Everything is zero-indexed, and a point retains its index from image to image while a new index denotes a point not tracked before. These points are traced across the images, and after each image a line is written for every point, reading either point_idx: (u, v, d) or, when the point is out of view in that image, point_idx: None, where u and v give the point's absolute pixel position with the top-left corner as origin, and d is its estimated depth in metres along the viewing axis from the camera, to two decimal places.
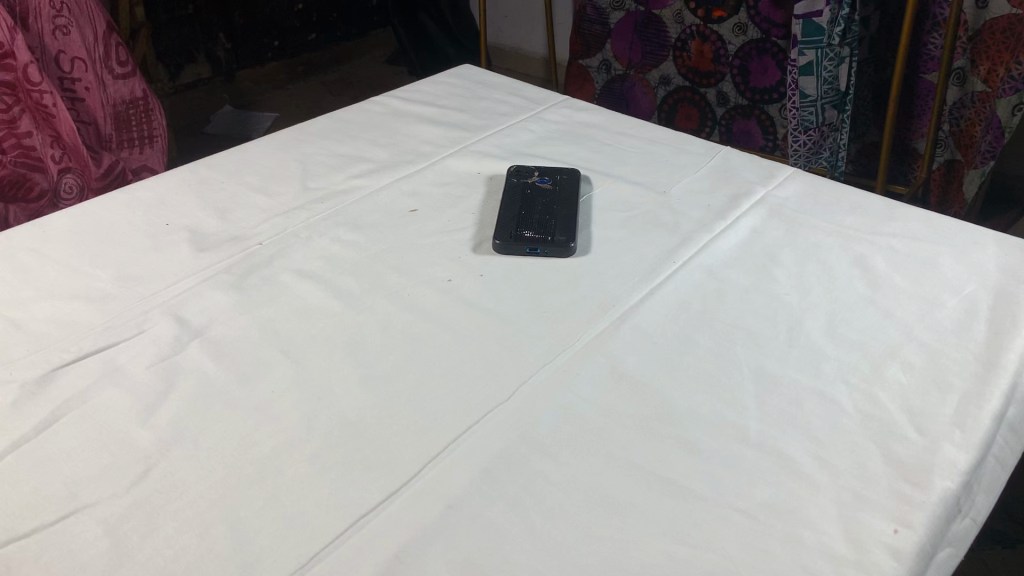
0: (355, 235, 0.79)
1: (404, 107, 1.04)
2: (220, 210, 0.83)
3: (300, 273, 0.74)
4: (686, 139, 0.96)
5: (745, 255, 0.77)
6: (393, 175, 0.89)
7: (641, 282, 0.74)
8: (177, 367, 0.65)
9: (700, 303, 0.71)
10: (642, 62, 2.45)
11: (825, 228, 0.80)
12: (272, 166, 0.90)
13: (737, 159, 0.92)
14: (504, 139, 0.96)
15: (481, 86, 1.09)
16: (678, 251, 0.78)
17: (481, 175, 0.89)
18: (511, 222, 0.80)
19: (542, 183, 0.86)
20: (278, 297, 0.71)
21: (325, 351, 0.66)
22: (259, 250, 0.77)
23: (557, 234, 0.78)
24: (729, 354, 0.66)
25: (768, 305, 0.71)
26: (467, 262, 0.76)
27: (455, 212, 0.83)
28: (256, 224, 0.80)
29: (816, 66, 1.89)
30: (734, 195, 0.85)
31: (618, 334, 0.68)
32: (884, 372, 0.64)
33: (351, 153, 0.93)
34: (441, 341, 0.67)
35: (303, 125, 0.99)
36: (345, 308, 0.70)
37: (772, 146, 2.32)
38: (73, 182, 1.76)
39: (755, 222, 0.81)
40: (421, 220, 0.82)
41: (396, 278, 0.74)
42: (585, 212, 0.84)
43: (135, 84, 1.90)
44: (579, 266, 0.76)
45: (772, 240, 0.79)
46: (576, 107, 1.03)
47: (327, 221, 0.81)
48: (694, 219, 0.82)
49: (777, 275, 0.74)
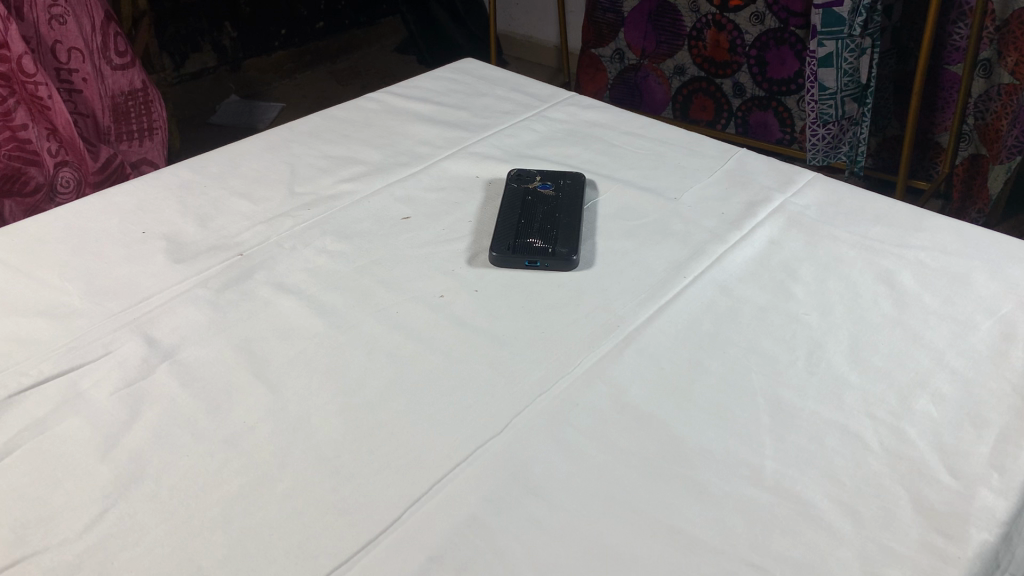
0: (342, 245, 0.74)
1: (401, 104, 0.99)
2: (201, 217, 0.78)
3: (281, 287, 0.69)
4: (699, 140, 0.90)
5: (761, 270, 0.71)
6: (386, 179, 0.84)
7: (648, 299, 0.68)
8: (144, 393, 0.60)
9: (712, 324, 0.66)
10: (656, 51, 2.38)
11: (848, 240, 0.74)
12: (258, 168, 0.85)
13: (753, 162, 0.86)
14: (505, 139, 0.91)
15: (482, 82, 1.03)
16: (688, 264, 0.72)
17: (480, 179, 0.84)
18: (509, 232, 0.74)
19: (544, 189, 0.80)
20: (257, 314, 0.66)
21: (303, 375, 0.61)
22: (240, 261, 0.72)
23: (558, 245, 0.73)
24: (743, 381, 0.61)
25: (787, 326, 0.65)
26: (461, 276, 0.71)
27: (450, 220, 0.78)
28: (238, 232, 0.75)
29: (836, 58, 1.81)
30: (749, 203, 0.79)
31: (622, 359, 0.62)
32: (912, 404, 0.59)
33: (343, 155, 0.88)
34: (431, 365, 0.62)
35: (293, 123, 0.94)
36: (329, 327, 0.65)
37: (789, 139, 2.25)
38: (71, 175, 1.71)
39: (772, 232, 0.75)
40: (413, 229, 0.77)
41: (384, 294, 0.69)
42: (589, 221, 0.78)
43: (134, 75, 1.83)
44: (581, 281, 0.71)
45: (791, 253, 0.73)
46: (583, 104, 0.98)
47: (313, 230, 0.76)
48: (707, 229, 0.76)
49: (796, 292, 0.69)
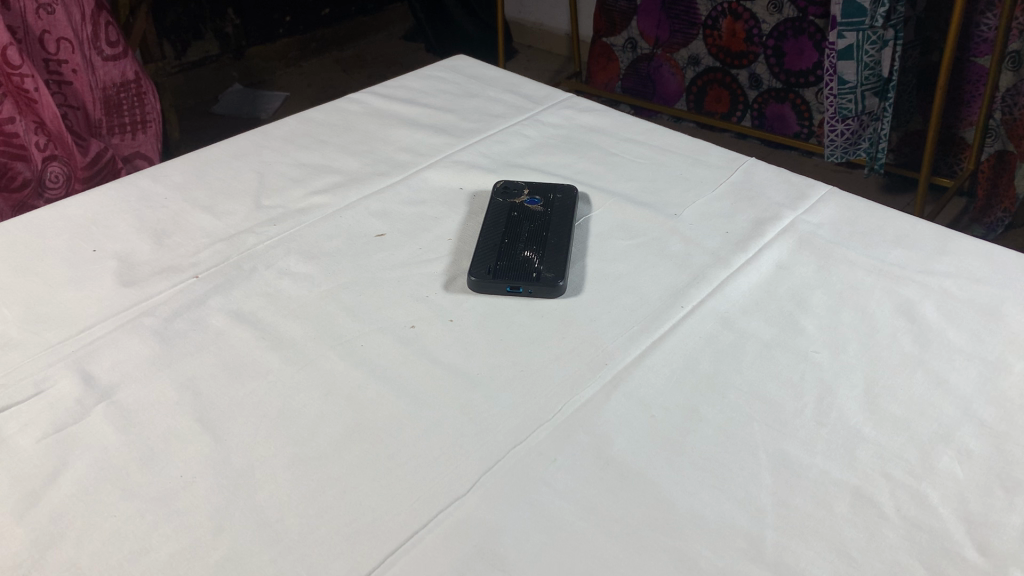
0: (308, 266, 0.68)
1: (385, 105, 0.92)
2: (158, 233, 0.72)
3: (236, 316, 0.63)
4: (704, 148, 0.83)
5: (767, 300, 0.64)
6: (362, 191, 0.77)
7: (641, 332, 0.61)
8: (74, 440, 0.54)
9: (711, 363, 0.59)
10: (670, 40, 2.30)
11: (865, 265, 0.67)
12: (225, 178, 0.79)
13: (763, 173, 0.79)
14: (494, 146, 0.84)
15: (473, 81, 0.96)
16: (687, 290, 0.65)
17: (464, 191, 0.77)
18: (490, 254, 0.68)
19: (532, 204, 0.74)
20: (208, 347, 0.60)
21: (250, 421, 0.55)
22: (194, 284, 0.66)
23: (544, 269, 0.66)
24: (742, 433, 0.54)
25: (795, 367, 0.58)
26: (435, 302, 0.65)
27: (429, 238, 0.72)
28: (195, 251, 0.69)
29: (856, 50, 1.73)
30: (756, 220, 0.72)
31: (608, 403, 0.55)
32: (935, 462, 0.52)
33: (318, 163, 0.81)
34: (393, 408, 0.55)
35: (268, 127, 0.87)
36: (284, 363, 0.59)
37: (807, 133, 2.17)
38: (60, 170, 1.66)
39: (780, 255, 0.68)
40: (387, 248, 0.70)
41: (348, 323, 0.62)
42: (580, 239, 0.71)
43: (127, 65, 1.77)
44: (567, 310, 0.64)
45: (801, 280, 0.66)
46: (580, 107, 0.91)
47: (277, 248, 0.70)
48: (709, 250, 0.69)
49: (805, 326, 0.62)
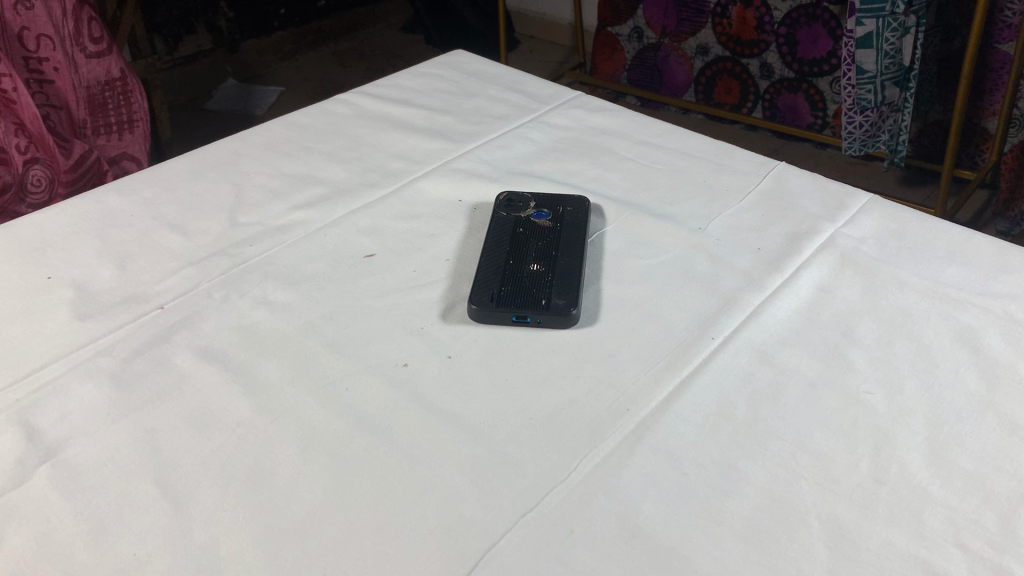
0: (288, 294, 0.60)
1: (376, 107, 0.84)
2: (121, 257, 0.64)
3: (204, 355, 0.55)
4: (729, 152, 0.75)
5: (809, 329, 0.56)
6: (349, 204, 0.69)
7: (666, 371, 0.53)
8: (11, 507, 0.46)
9: (748, 408, 0.51)
10: (678, 29, 2.22)
11: (917, 287, 0.59)
12: (197, 192, 0.71)
13: (796, 180, 0.71)
14: (496, 151, 0.76)
15: (472, 80, 0.88)
16: (717, 318, 0.57)
17: (463, 204, 0.70)
18: (493, 278, 0.60)
19: (538, 218, 0.66)
20: (172, 394, 0.53)
21: (216, 485, 0.47)
22: (160, 316, 0.58)
23: (554, 294, 0.58)
24: (790, 494, 0.46)
25: (844, 412, 0.51)
26: (432, 334, 0.57)
27: (424, 258, 0.64)
28: (163, 277, 0.62)
29: (876, 37, 1.64)
30: (791, 234, 0.65)
31: (633, 458, 0.48)
32: (1017, 529, 0.44)
33: (302, 173, 0.74)
34: (382, 466, 0.48)
35: (247, 133, 0.79)
36: (258, 411, 0.51)
37: (820, 124, 2.08)
38: (42, 173, 1.52)
39: (821, 276, 0.61)
40: (378, 271, 0.62)
41: (331, 363, 0.55)
42: (594, 258, 0.63)
43: (111, 62, 1.67)
44: (583, 343, 0.56)
45: (846, 305, 0.58)
46: (589, 107, 0.83)
47: (251, 274, 0.62)
48: (740, 270, 0.61)
49: (855, 362, 0.54)
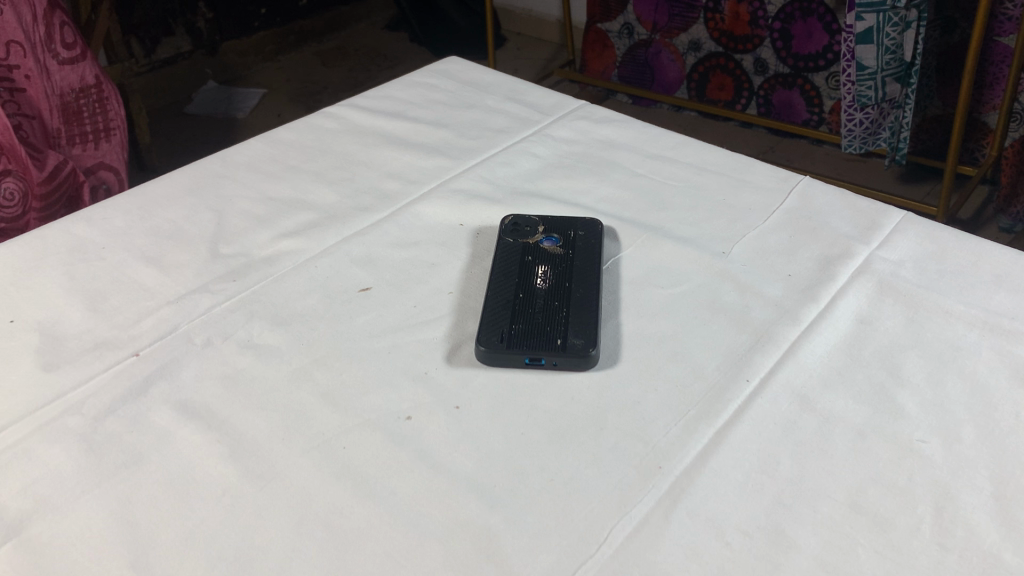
0: (275, 337, 0.55)
1: (366, 120, 0.78)
2: (92, 296, 0.58)
3: (185, 410, 0.50)
4: (749, 166, 0.70)
5: (851, 368, 0.51)
6: (341, 231, 0.64)
7: (699, 420, 0.48)
8: None
9: (792, 463, 0.46)
10: (669, 25, 2.16)
11: (963, 316, 0.54)
12: (175, 220, 0.65)
13: (822, 197, 0.66)
14: (498, 169, 0.71)
15: (469, 89, 0.83)
16: (750, 358, 0.52)
17: (464, 228, 0.64)
18: (502, 315, 0.54)
19: (548, 245, 0.61)
20: (149, 457, 0.47)
21: (199, 567, 0.41)
22: (136, 365, 0.53)
23: (570, 333, 0.53)
24: (848, 566, 0.41)
25: (899, 466, 0.46)
26: (437, 381, 0.51)
27: (425, 291, 0.58)
28: (138, 318, 0.56)
29: (877, 33, 1.59)
30: (823, 259, 0.59)
31: (669, 526, 0.43)
32: None
33: (289, 197, 0.68)
34: (387, 541, 0.42)
35: (228, 152, 0.74)
36: (247, 476, 0.46)
37: (817, 120, 2.04)
38: (16, 186, 1.39)
39: (859, 306, 0.56)
40: (375, 306, 0.57)
41: (326, 417, 0.49)
42: (610, 288, 0.58)
43: (85, 69, 1.57)
44: (605, 389, 0.50)
45: (889, 339, 0.53)
46: (595, 117, 0.78)
47: (236, 313, 0.56)
48: (771, 301, 0.56)
49: (904, 406, 0.49)
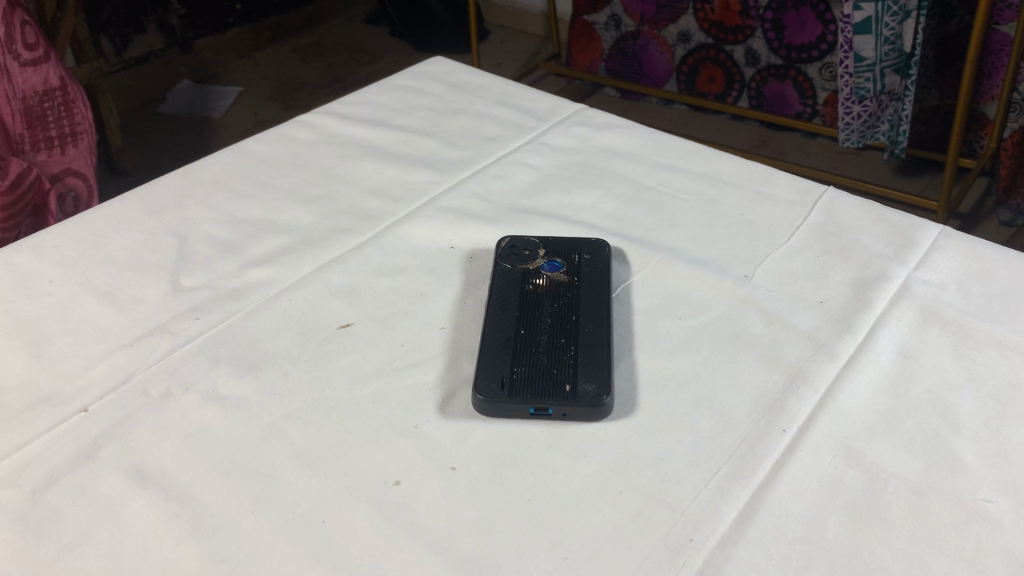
0: (243, 386, 0.48)
1: (345, 128, 0.72)
2: (35, 339, 0.51)
3: (139, 476, 0.43)
4: (766, 176, 0.64)
5: (899, 411, 0.45)
6: (318, 257, 0.57)
7: (732, 480, 0.42)
8: None
9: (842, 531, 0.40)
10: (657, 16, 2.10)
11: (1020, 349, 0.48)
12: (131, 247, 0.59)
13: (849, 211, 0.60)
14: (491, 183, 0.64)
15: (457, 93, 0.77)
16: (785, 402, 0.46)
17: (456, 252, 0.58)
18: (502, 358, 0.48)
19: (550, 272, 0.54)
20: (95, 537, 0.40)
21: None
22: (84, 423, 0.46)
23: (580, 377, 0.46)
24: None
25: (964, 532, 0.40)
26: (430, 437, 0.45)
27: (413, 326, 0.52)
28: (87, 366, 0.49)
29: (875, 23, 1.53)
30: (856, 283, 0.53)
31: None
32: None
33: (258, 218, 0.61)
34: None
35: (192, 167, 0.67)
36: (209, 560, 0.39)
37: (810, 112, 1.98)
38: None
39: (901, 337, 0.50)
40: (358, 346, 0.50)
41: (303, 483, 0.43)
42: (622, 320, 0.52)
43: (49, 70, 1.42)
44: (621, 442, 0.44)
45: (939, 376, 0.47)
46: (596, 123, 0.71)
47: (199, 358, 0.50)
48: (803, 333, 0.50)
49: (964, 457, 0.43)
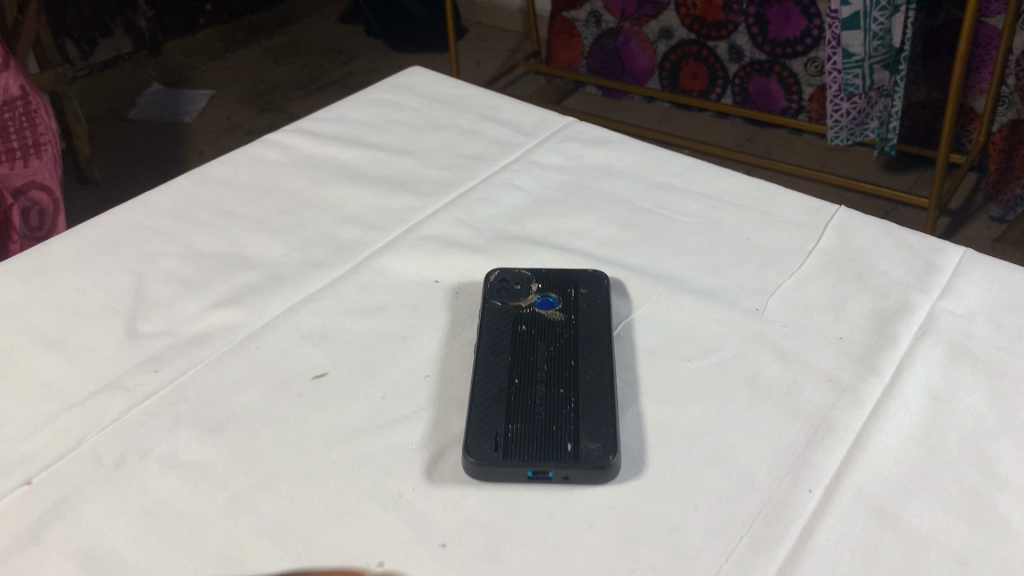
0: (207, 451, 0.43)
1: (317, 148, 0.67)
2: None
3: (87, 562, 0.38)
4: (772, 194, 0.60)
5: (935, 464, 0.41)
6: (288, 295, 0.52)
7: (756, 552, 0.37)
8: None
9: None
10: (638, 12, 2.05)
11: None
12: (83, 287, 0.53)
13: (864, 233, 0.55)
14: (477, 208, 0.59)
15: (437, 107, 0.72)
16: (809, 458, 0.42)
17: (440, 286, 0.53)
18: (495, 414, 0.43)
19: (544, 310, 0.49)
20: None
21: None
22: (27, 499, 0.41)
23: (582, 435, 0.42)
24: None
25: None
26: (416, 508, 0.40)
27: (394, 375, 0.47)
28: (32, 429, 0.44)
29: (863, 18, 1.49)
30: (877, 315, 0.49)
31: None
32: None
33: (223, 252, 0.56)
34: None
35: (151, 195, 0.62)
36: None
37: (796, 108, 1.94)
38: None
39: (930, 377, 0.45)
40: (333, 400, 0.46)
41: (273, 568, 0.38)
42: (625, 364, 0.47)
43: (9, 79, 1.35)
44: (630, 509, 0.40)
45: (977, 422, 0.43)
46: (587, 138, 0.66)
47: (159, 418, 0.45)
48: (824, 375, 0.46)
49: (1011, 519, 0.39)
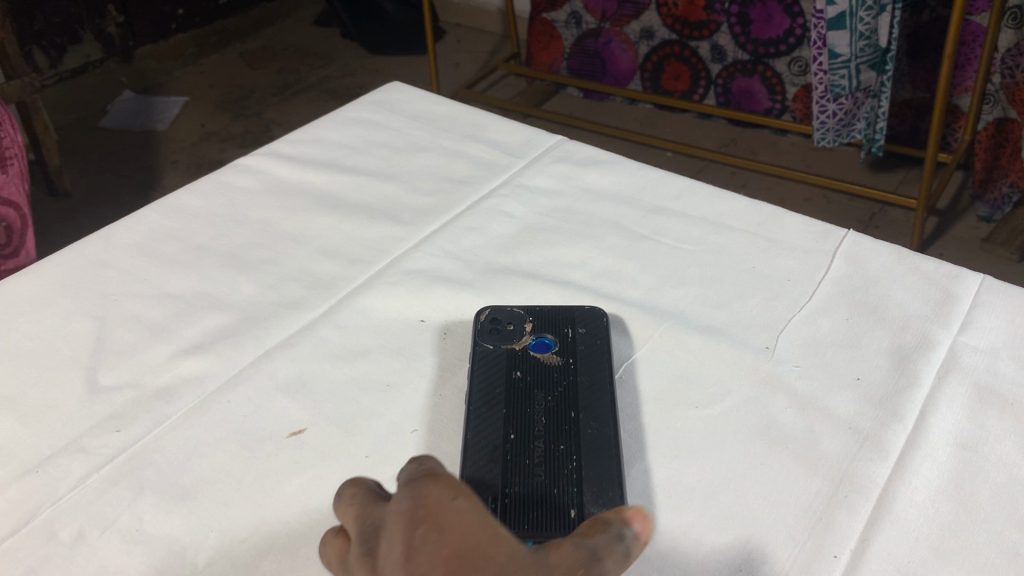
0: (173, 523, 0.39)
1: (291, 172, 0.63)
2: None
3: None
4: (775, 217, 0.56)
5: (970, 521, 0.38)
6: (262, 340, 0.49)
7: None
8: None
9: None
10: (619, 12, 2.01)
11: None
12: (38, 334, 0.49)
13: (876, 260, 0.52)
14: (464, 237, 0.56)
15: (419, 126, 0.68)
16: (833, 517, 0.38)
17: (427, 326, 0.49)
18: (490, 475, 0.39)
19: (539, 352, 0.46)
20: None
21: None
22: None
23: (586, 499, 0.38)
24: None
25: None
26: None
27: (379, 430, 0.43)
28: None
29: (850, 18, 1.45)
30: (895, 352, 0.46)
31: None
32: None
33: (191, 291, 0.52)
34: None
35: (113, 228, 0.58)
36: None
37: (780, 109, 1.92)
38: None
39: (956, 421, 0.42)
40: (313, 461, 0.42)
41: None
42: (628, 412, 0.44)
43: None
44: None
45: (1009, 473, 0.40)
46: (578, 158, 0.63)
47: (121, 485, 0.41)
48: (842, 422, 0.43)
49: None
